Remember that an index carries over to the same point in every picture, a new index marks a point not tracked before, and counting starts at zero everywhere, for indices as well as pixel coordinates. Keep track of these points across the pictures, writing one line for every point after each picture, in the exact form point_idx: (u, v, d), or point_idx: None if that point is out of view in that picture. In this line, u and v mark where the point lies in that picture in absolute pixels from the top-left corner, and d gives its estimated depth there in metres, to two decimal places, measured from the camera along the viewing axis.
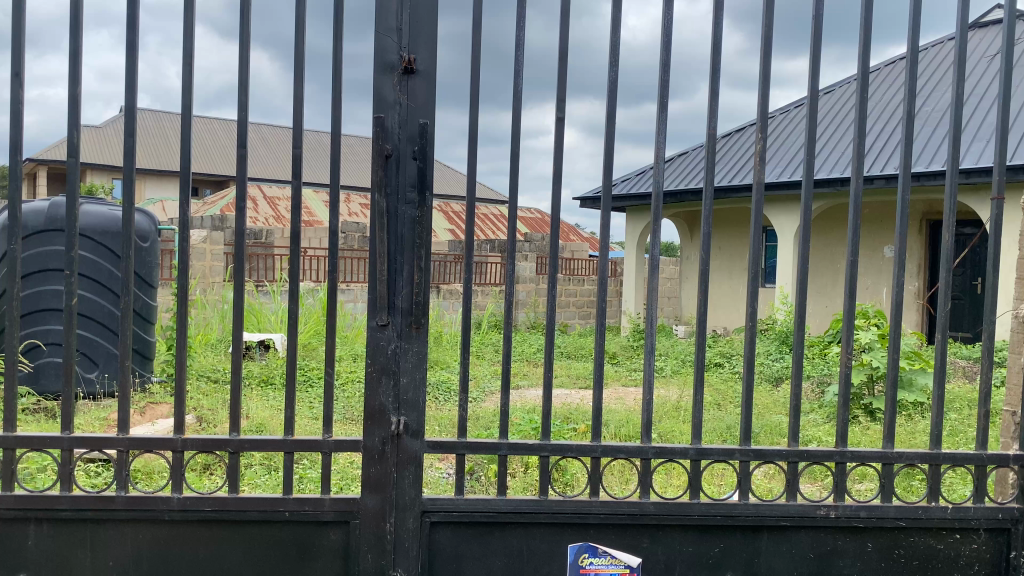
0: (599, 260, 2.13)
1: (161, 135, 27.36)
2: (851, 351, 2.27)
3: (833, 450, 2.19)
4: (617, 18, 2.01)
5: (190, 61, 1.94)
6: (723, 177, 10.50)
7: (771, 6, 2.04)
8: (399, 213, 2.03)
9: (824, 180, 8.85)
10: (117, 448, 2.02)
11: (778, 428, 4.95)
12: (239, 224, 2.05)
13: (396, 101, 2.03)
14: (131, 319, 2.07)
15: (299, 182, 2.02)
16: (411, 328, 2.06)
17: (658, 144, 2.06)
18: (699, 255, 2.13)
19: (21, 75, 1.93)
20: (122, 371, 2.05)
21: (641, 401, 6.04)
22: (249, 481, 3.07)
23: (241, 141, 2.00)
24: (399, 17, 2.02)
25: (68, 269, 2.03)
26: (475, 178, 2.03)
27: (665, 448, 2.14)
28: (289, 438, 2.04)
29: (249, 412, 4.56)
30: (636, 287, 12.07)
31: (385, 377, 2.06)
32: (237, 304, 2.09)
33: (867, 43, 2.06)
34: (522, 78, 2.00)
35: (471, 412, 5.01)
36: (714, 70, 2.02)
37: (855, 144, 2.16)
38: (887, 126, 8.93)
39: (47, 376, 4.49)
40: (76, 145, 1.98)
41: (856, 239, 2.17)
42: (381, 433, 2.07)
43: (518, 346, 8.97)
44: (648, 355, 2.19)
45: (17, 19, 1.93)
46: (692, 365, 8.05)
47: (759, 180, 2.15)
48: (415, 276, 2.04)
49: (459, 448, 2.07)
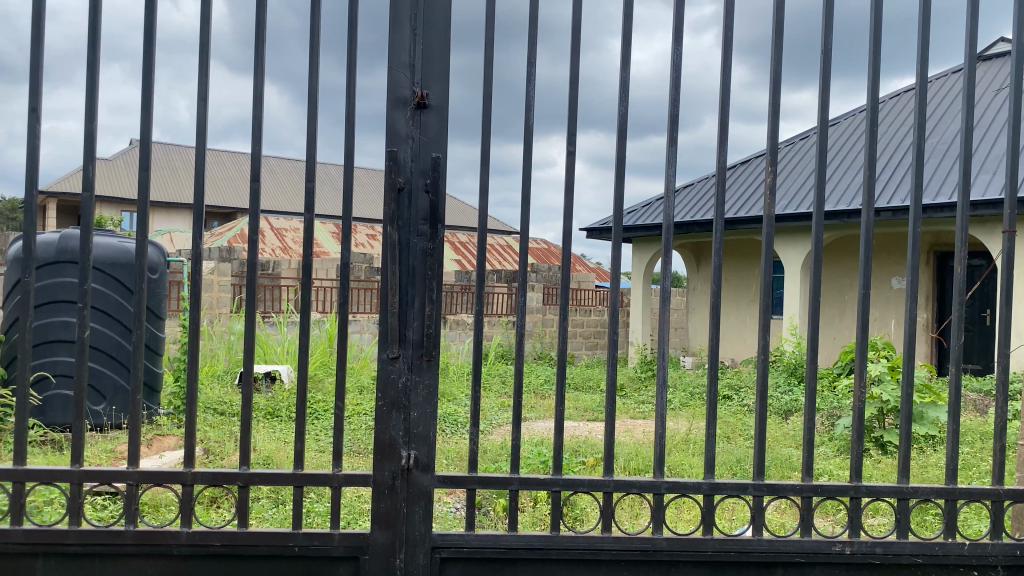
0: (611, 291, 2.12)
1: (170, 167, 27.64)
2: (864, 385, 2.25)
3: (848, 484, 2.17)
4: (627, 54, 2.03)
5: (205, 96, 1.96)
6: (731, 208, 10.52)
7: (779, 39, 2.06)
8: (410, 245, 2.03)
9: (833, 213, 8.85)
10: (127, 481, 2.01)
11: (788, 462, 4.91)
12: (252, 256, 2.05)
13: (408, 135, 2.04)
14: (142, 351, 2.07)
15: (312, 215, 2.03)
16: (421, 359, 2.05)
17: (668, 176, 2.06)
18: (711, 287, 2.12)
19: (38, 110, 1.96)
20: (134, 405, 2.05)
21: (650, 433, 6.00)
22: (257, 514, 3.05)
23: (255, 174, 2.01)
24: (412, 53, 2.05)
25: (81, 302, 2.03)
26: (486, 211, 2.03)
27: (678, 482, 2.12)
28: (299, 472, 2.02)
29: (257, 444, 4.55)
30: (643, 317, 12.03)
31: (395, 411, 2.06)
32: (247, 337, 2.09)
33: (876, 75, 2.08)
34: (534, 111, 2.01)
35: (479, 445, 4.98)
36: (723, 103, 2.04)
37: (866, 175, 2.16)
38: (895, 159, 8.96)
39: (55, 408, 4.49)
40: (90, 178, 1.99)
41: (868, 270, 2.16)
42: (392, 467, 2.05)
43: (526, 377, 8.96)
44: (660, 388, 2.17)
45: (36, 54, 1.96)
46: (700, 397, 8.01)
47: (769, 211, 2.14)
48: (426, 309, 2.04)
49: (470, 482, 2.05)
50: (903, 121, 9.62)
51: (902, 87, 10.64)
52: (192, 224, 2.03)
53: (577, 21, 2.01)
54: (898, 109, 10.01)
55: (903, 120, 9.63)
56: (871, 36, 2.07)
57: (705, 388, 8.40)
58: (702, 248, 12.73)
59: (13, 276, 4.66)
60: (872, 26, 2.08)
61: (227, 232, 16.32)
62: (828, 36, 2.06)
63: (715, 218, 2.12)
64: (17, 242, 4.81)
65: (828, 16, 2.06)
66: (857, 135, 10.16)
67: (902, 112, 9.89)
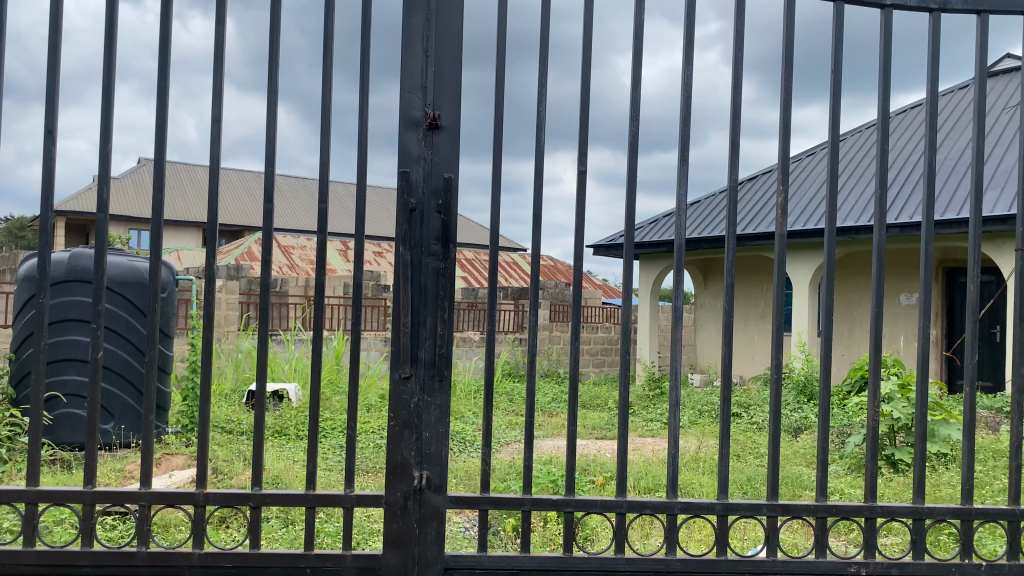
0: (623, 309, 2.12)
1: (178, 186, 27.81)
2: (877, 403, 2.24)
3: (862, 505, 2.15)
4: (638, 73, 2.04)
5: (219, 117, 1.98)
6: (743, 224, 10.47)
7: (789, 57, 2.06)
8: (422, 265, 2.04)
9: (844, 228, 8.81)
10: (139, 503, 2.01)
11: (800, 480, 4.88)
12: (264, 275, 2.06)
13: (420, 155, 2.05)
14: (155, 371, 2.07)
15: (324, 234, 2.03)
16: (433, 380, 2.05)
17: (679, 193, 2.07)
18: (723, 305, 2.12)
19: (53, 131, 1.97)
20: (147, 426, 2.04)
21: (659, 451, 5.98)
22: (267, 535, 3.05)
23: (268, 194, 2.03)
24: (424, 74, 2.06)
25: (95, 322, 2.04)
26: (498, 230, 2.04)
27: (691, 503, 2.10)
28: (310, 493, 2.01)
29: (266, 463, 4.55)
30: (651, 334, 12.01)
31: (407, 431, 2.05)
32: (259, 357, 2.09)
33: (886, 90, 2.09)
34: (545, 130, 2.02)
35: (488, 463, 4.97)
36: (734, 121, 2.04)
37: (878, 191, 2.16)
38: (907, 176, 8.94)
39: (64, 427, 4.49)
40: (105, 198, 2.00)
41: (881, 288, 2.15)
42: (404, 487, 2.05)
43: (535, 395, 8.95)
44: (673, 408, 2.16)
45: (52, 75, 1.98)
46: (710, 415, 7.97)
47: (782, 229, 2.14)
48: (438, 328, 2.04)
49: (483, 503, 2.04)
50: (913, 138, 9.61)
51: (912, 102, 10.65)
52: (205, 244, 2.04)
53: (588, 41, 2.03)
54: (909, 125, 10.01)
55: (915, 136, 9.62)
56: (881, 52, 2.08)
57: (714, 405, 8.36)
58: (710, 264, 12.72)
59: (24, 294, 4.68)
60: (882, 43, 2.08)
61: (235, 250, 16.40)
62: (838, 53, 2.06)
63: (727, 234, 2.12)
64: (27, 261, 4.84)
65: (838, 33, 2.07)
66: (867, 150, 10.15)
67: (913, 128, 9.88)
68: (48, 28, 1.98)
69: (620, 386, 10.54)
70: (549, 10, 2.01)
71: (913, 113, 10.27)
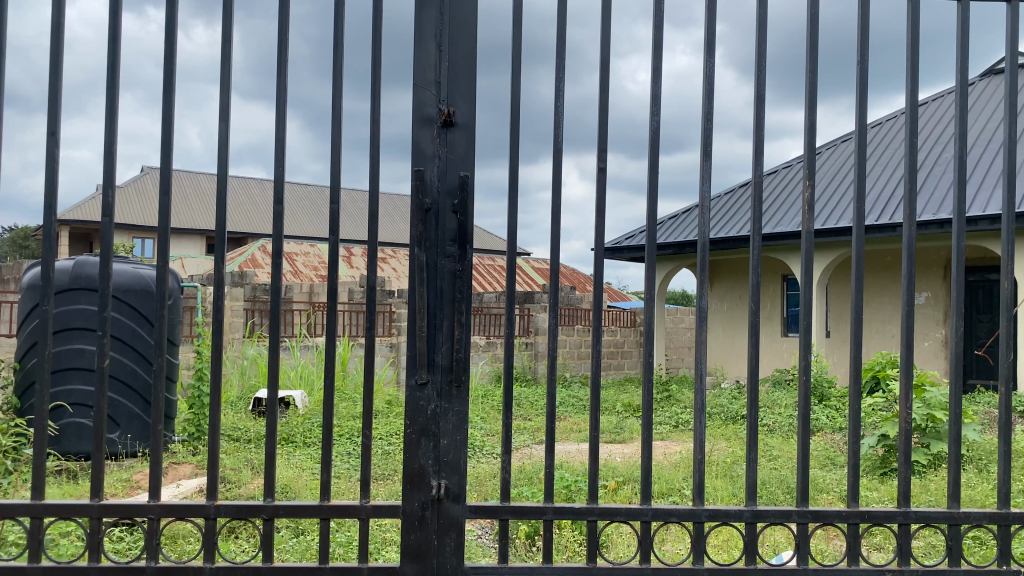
0: (645, 312, 2.05)
1: (182, 195, 27.81)
2: (908, 405, 2.17)
3: (895, 510, 2.08)
4: (658, 67, 1.97)
5: (227, 118, 1.91)
6: (769, 221, 10.23)
7: (814, 52, 2.00)
8: (439, 267, 1.97)
9: (877, 227, 8.51)
10: (149, 515, 1.94)
11: (817, 483, 4.80)
12: (276, 282, 1.99)
13: (435, 154, 1.99)
14: (163, 378, 2.00)
15: (337, 239, 1.97)
16: (451, 386, 1.98)
17: (702, 190, 2.00)
18: (749, 307, 2.04)
19: (56, 134, 1.91)
20: (156, 436, 1.98)
21: (671, 455, 5.89)
22: (279, 546, 2.97)
23: (279, 198, 1.96)
24: (438, 70, 2.00)
25: (101, 331, 1.97)
26: (516, 230, 1.96)
27: (719, 510, 2.04)
28: (325, 504, 1.94)
29: (276, 472, 4.48)
30: (659, 336, 11.92)
31: (424, 438, 1.98)
32: (271, 367, 2.01)
33: (915, 80, 2.02)
34: (562, 130, 1.96)
35: (500, 468, 4.90)
36: (759, 116, 1.98)
37: (908, 183, 2.07)
38: (941, 174, 8.69)
39: (71, 436, 4.44)
40: (110, 203, 1.93)
41: (911, 285, 2.07)
42: (422, 497, 1.98)
43: (543, 399, 8.89)
44: (698, 413, 2.08)
45: (55, 86, 1.91)
46: (722, 417, 7.89)
47: (808, 226, 2.06)
48: (456, 332, 1.97)
49: (504, 512, 1.97)
50: (940, 133, 9.37)
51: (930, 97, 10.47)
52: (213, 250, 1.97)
53: (605, 39, 1.97)
54: (935, 119, 9.76)
55: (944, 131, 9.37)
56: (909, 43, 2.01)
57: (726, 407, 8.27)
58: (717, 266, 12.57)
59: (28, 303, 4.64)
60: (911, 32, 2.01)
61: (239, 258, 16.35)
62: (865, 47, 2.00)
63: (752, 233, 2.04)
64: (32, 269, 4.78)
65: (865, 24, 2.00)
66: (887, 143, 10.01)
67: (941, 122, 9.63)
68: (51, 39, 1.92)
69: (629, 389, 10.46)
70: (565, 13, 1.95)
71: (937, 106, 10.08)
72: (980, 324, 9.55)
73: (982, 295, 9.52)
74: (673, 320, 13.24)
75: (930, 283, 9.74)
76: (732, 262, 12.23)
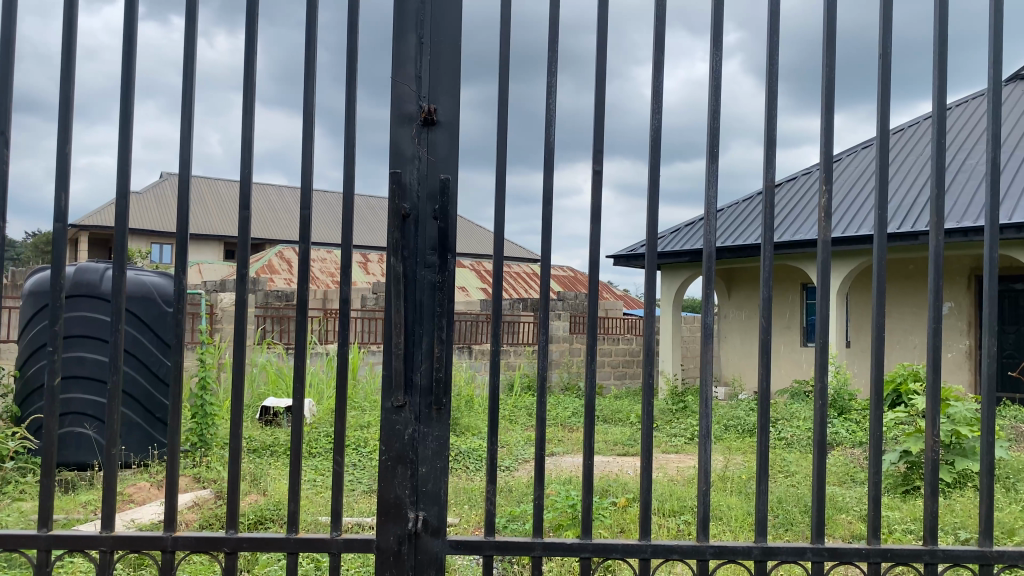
0: (645, 323, 1.86)
1: (200, 201, 27.96)
2: (938, 433, 1.97)
3: (921, 548, 1.88)
4: (659, 63, 1.79)
5: (189, 119, 1.75)
6: (786, 229, 9.99)
7: (832, 49, 1.82)
8: (418, 278, 1.80)
9: (899, 235, 8.24)
10: (101, 548, 1.78)
11: (835, 501, 4.57)
12: (241, 290, 1.82)
13: (415, 155, 1.82)
14: (119, 397, 1.82)
15: (307, 243, 1.78)
16: (431, 409, 1.81)
17: (708, 195, 1.82)
18: (759, 322, 1.85)
19: (6, 134, 1.77)
20: (109, 461, 1.80)
21: (684, 470, 5.69)
22: (263, 567, 2.84)
23: (244, 202, 1.80)
24: (418, 64, 1.84)
25: (52, 345, 1.81)
26: (503, 235, 1.78)
27: (725, 547, 1.85)
28: (292, 537, 1.78)
29: (269, 486, 4.30)
30: (673, 346, 11.63)
31: (401, 466, 1.81)
32: (236, 385, 1.84)
33: (942, 79, 1.82)
34: (555, 132, 1.78)
35: (503, 484, 4.73)
36: (769, 116, 1.80)
37: (934, 190, 1.88)
38: (967, 181, 8.42)
39: (69, 447, 4.33)
40: (63, 209, 1.77)
41: (939, 297, 1.87)
42: (398, 531, 1.80)
43: (552, 410, 8.72)
44: (703, 441, 1.90)
45: (3, 91, 1.76)
46: (738, 430, 7.67)
47: (825, 235, 1.87)
48: (435, 349, 1.79)
49: (487, 548, 1.79)
50: (966, 140, 9.10)
51: (956, 102, 10.20)
52: (175, 258, 1.81)
53: (604, 33, 1.79)
54: (960, 125, 9.50)
55: (970, 137, 9.10)
56: (937, 39, 1.83)
57: (741, 420, 8.05)
58: (733, 274, 12.34)
59: (28, 310, 4.51)
60: (939, 26, 1.83)
61: (254, 264, 16.44)
62: (888, 43, 1.81)
63: (763, 242, 1.86)
64: (35, 273, 4.65)
65: (888, 18, 1.82)
66: (912, 150, 9.75)
67: (968, 127, 9.37)
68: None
69: (641, 400, 10.24)
70: (558, 9, 1.76)
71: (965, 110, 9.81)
72: (1005, 337, 9.25)
73: (1007, 304, 9.24)
74: (689, 329, 13.03)
75: (954, 293, 9.47)
76: (749, 270, 11.99)
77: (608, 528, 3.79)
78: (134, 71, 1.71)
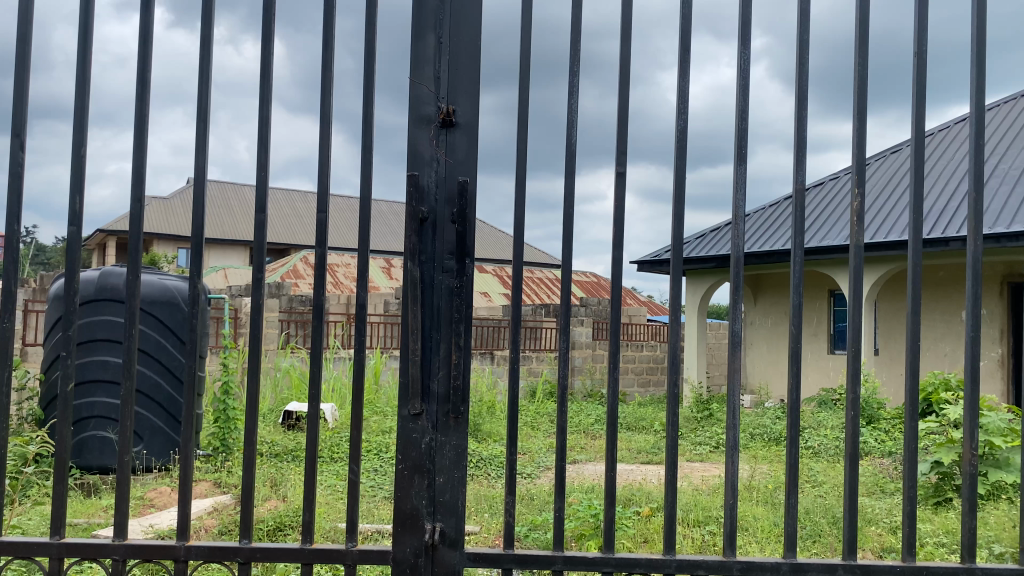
0: (670, 328, 1.80)
1: (226, 208, 28.22)
2: (976, 447, 1.89)
3: (958, 566, 1.80)
4: (684, 63, 1.74)
5: (202, 120, 1.72)
6: (813, 235, 9.84)
7: (864, 49, 1.75)
8: (435, 283, 1.76)
9: (931, 240, 8.09)
10: (114, 557, 1.75)
11: (864, 512, 4.45)
12: (256, 294, 1.79)
13: (433, 157, 1.78)
14: (132, 402, 1.79)
15: (323, 248, 1.75)
16: (448, 417, 1.76)
17: (735, 199, 1.76)
18: (789, 330, 1.79)
19: (22, 136, 1.75)
20: (122, 467, 1.77)
21: (709, 479, 5.60)
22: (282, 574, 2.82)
23: (260, 205, 1.77)
24: (437, 65, 1.80)
25: (65, 352, 1.78)
26: (522, 240, 1.73)
27: (753, 563, 1.78)
28: (307, 547, 1.73)
29: (289, 492, 4.27)
30: (698, 353, 11.50)
31: (418, 476, 1.77)
32: (250, 390, 1.80)
33: (980, 79, 1.75)
34: (576, 134, 1.73)
35: (524, 491, 4.67)
36: (798, 115, 1.73)
37: (972, 193, 1.80)
38: (1001, 185, 8.24)
39: (90, 450, 4.33)
40: (77, 212, 1.75)
41: (976, 306, 1.79)
42: (414, 543, 1.76)
43: (574, 417, 8.65)
44: (731, 452, 1.83)
45: (18, 99, 1.75)
46: (764, 439, 7.55)
47: (857, 240, 1.80)
48: (452, 356, 1.75)
49: (506, 561, 1.74)
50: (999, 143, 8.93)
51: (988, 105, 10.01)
52: (191, 261, 1.78)
53: (627, 32, 1.74)
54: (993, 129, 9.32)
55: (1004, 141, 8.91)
56: (974, 38, 1.76)
57: (767, 429, 7.92)
58: (760, 281, 12.18)
59: (52, 316, 4.52)
60: (975, 24, 1.76)
61: (280, 270, 16.57)
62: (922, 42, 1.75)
63: (793, 246, 1.79)
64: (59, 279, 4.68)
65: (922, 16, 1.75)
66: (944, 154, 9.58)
67: (1001, 130, 9.18)
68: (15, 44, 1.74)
69: (666, 407, 10.13)
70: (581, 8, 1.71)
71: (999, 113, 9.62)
72: None
73: None
74: (715, 336, 12.89)
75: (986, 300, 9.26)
76: (775, 276, 11.83)
77: (632, 538, 3.72)
78: (149, 77, 1.69)
